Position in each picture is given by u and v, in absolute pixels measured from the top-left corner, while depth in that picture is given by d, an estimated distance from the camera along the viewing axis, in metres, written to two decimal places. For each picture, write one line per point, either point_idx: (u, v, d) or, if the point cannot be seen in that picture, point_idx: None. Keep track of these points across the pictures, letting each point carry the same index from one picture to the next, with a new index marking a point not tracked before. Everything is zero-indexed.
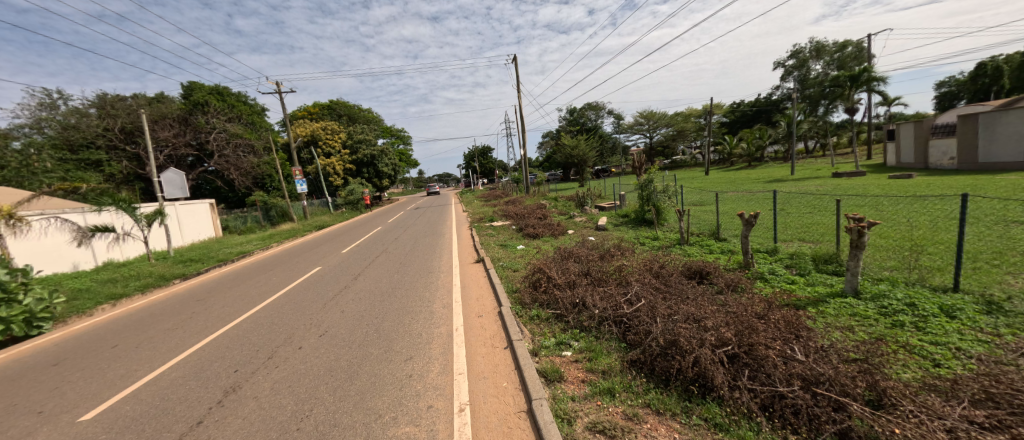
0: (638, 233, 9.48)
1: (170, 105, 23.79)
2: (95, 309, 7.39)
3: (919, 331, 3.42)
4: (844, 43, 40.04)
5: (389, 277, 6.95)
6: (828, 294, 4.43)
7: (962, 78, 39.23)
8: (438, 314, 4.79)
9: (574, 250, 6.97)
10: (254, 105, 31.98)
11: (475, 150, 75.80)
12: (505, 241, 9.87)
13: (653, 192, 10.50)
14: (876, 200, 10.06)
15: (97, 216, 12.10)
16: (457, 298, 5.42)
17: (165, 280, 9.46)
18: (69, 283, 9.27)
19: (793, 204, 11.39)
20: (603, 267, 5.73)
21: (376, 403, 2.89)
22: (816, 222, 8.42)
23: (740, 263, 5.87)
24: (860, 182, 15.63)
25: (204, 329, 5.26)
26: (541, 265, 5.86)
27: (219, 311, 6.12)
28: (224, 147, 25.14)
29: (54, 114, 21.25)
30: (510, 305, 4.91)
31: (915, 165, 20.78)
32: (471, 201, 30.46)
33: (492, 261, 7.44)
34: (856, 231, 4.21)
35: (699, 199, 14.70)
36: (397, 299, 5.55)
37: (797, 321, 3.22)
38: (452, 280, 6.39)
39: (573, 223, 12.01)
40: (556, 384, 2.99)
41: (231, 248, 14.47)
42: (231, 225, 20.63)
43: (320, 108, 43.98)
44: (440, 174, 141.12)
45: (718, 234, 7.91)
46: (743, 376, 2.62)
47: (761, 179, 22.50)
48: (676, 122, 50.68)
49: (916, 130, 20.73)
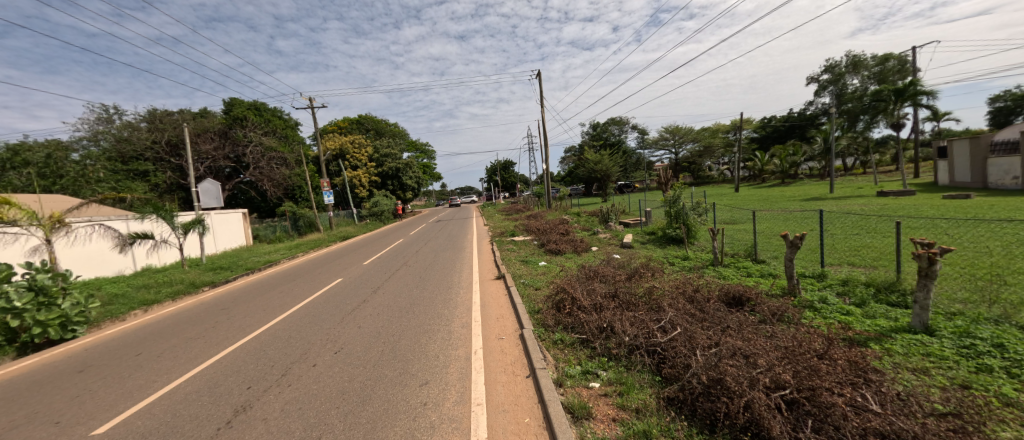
0: (666, 252, 9.01)
1: (212, 120, 25.29)
2: (128, 314, 7.65)
3: (1012, 379, 2.92)
4: (885, 57, 38.10)
5: (409, 292, 6.84)
6: (892, 329, 3.95)
7: (1018, 92, 36.79)
8: (456, 334, 4.57)
9: (600, 269, 6.67)
10: (288, 119, 33.57)
11: (497, 165, 76.74)
12: (528, 257, 9.60)
13: (683, 208, 10.10)
14: (934, 223, 9.29)
15: (139, 224, 12.79)
16: (476, 317, 5.21)
17: (195, 288, 9.74)
18: (108, 287, 9.67)
19: (838, 225, 10.68)
20: (632, 289, 5.36)
21: (388, 433, 2.67)
22: (867, 245, 7.79)
23: (784, 289, 5.40)
24: (909, 202, 14.63)
25: (226, 338, 5.30)
26: (564, 284, 5.57)
27: (241, 321, 6.15)
28: (259, 160, 26.39)
29: (109, 127, 23.02)
30: (533, 328, 4.61)
31: (972, 185, 19.19)
32: (493, 214, 30.51)
33: (513, 278, 7.22)
34: (926, 258, 3.73)
35: (731, 217, 14.00)
36: (415, 316, 5.39)
37: (862, 361, 2.82)
38: (471, 297, 6.19)
39: (597, 239, 11.70)
40: (584, 423, 2.68)
41: (259, 257, 14.87)
42: (261, 234, 21.38)
43: (349, 123, 45.89)
44: (463, 188, 143.51)
45: (755, 256, 7.42)
46: (807, 426, 2.25)
47: (797, 197, 21.34)
48: (703, 138, 49.42)
49: (972, 148, 19.19)
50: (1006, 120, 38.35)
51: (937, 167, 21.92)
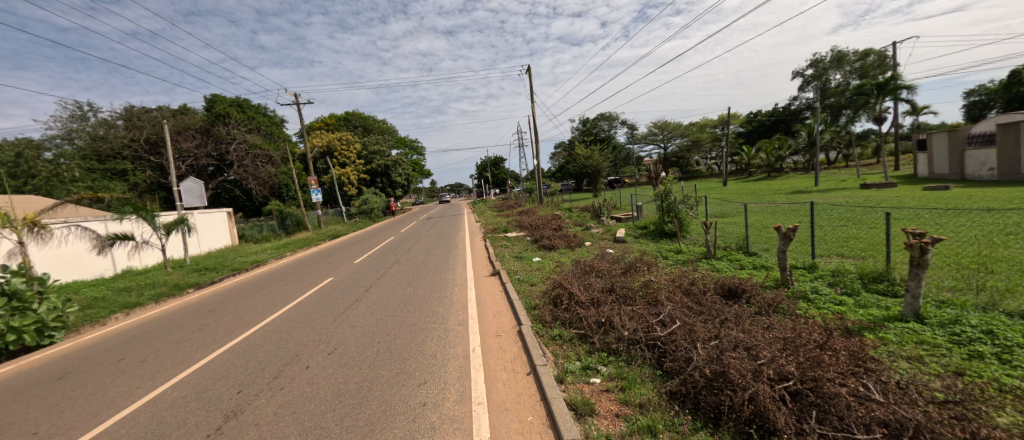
0: (659, 246, 9.03)
1: (193, 117, 24.61)
2: (108, 318, 7.41)
3: (1002, 365, 2.98)
4: (865, 52, 39.63)
5: (402, 290, 6.73)
6: (884, 318, 4.01)
7: (991, 87, 38.20)
8: (452, 332, 4.49)
9: (595, 264, 6.66)
10: (272, 117, 32.87)
11: (487, 161, 76.37)
12: (521, 253, 9.54)
13: (674, 202, 10.15)
14: (917, 213, 9.53)
15: (118, 225, 12.26)
16: (473, 314, 5.12)
17: (179, 290, 9.46)
18: (87, 291, 9.31)
19: (826, 217, 10.87)
20: (628, 283, 5.36)
21: (387, 436, 2.58)
22: (854, 236, 7.94)
23: (777, 280, 5.45)
24: (892, 193, 14.98)
25: (212, 342, 5.11)
26: (561, 279, 5.53)
27: (228, 324, 5.95)
28: (243, 158, 25.81)
29: (84, 125, 22.15)
30: (530, 324, 4.57)
31: (950, 176, 19.69)
32: (483, 211, 30.32)
33: (508, 274, 7.16)
34: (918, 248, 3.78)
35: (721, 210, 14.14)
36: (410, 314, 5.28)
37: (860, 351, 2.86)
38: (467, 295, 6.09)
39: (590, 234, 11.71)
40: (588, 419, 2.64)
41: (245, 257, 14.51)
42: (247, 234, 20.93)
43: (336, 119, 45.15)
44: (453, 185, 143.41)
45: (746, 248, 7.48)
46: (811, 418, 2.24)
47: (783, 191, 21.67)
48: (691, 132, 49.94)
49: (950, 140, 19.66)
50: (980, 114, 39.83)
51: (918, 159, 22.49)
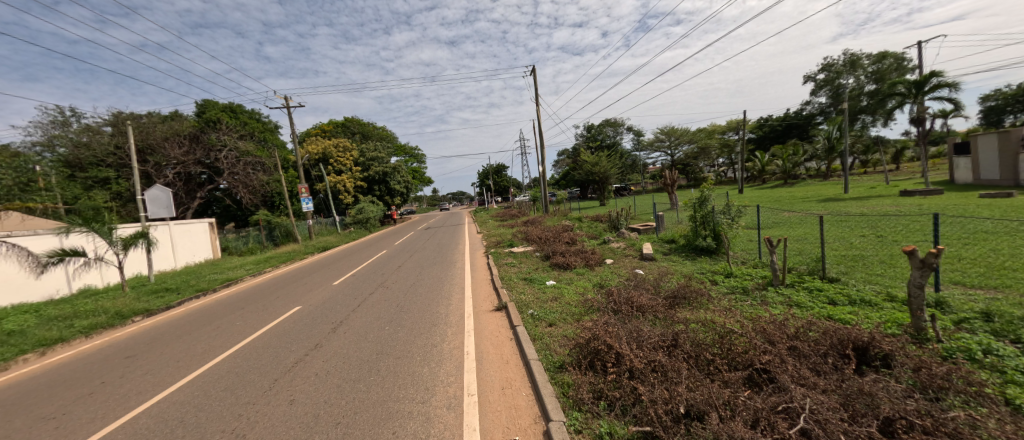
0: (701, 266, 7.41)
1: (182, 122, 23.13)
2: (10, 361, 5.79)
3: None
4: (882, 55, 38.09)
5: (379, 332, 5.09)
6: None
7: (1011, 91, 36.76)
8: (437, 425, 2.83)
9: (632, 295, 5.06)
10: (267, 122, 31.66)
11: (490, 169, 74.46)
12: (530, 274, 7.95)
13: (712, 212, 8.57)
14: (1011, 226, 7.89)
15: (67, 240, 10.78)
16: (471, 383, 3.47)
17: (121, 319, 7.88)
18: (9, 321, 7.71)
19: (890, 229, 9.21)
20: (695, 332, 3.73)
21: None
22: (958, 257, 6.28)
23: (908, 327, 3.81)
24: (947, 201, 13.24)
25: (91, 421, 3.48)
26: (597, 325, 3.87)
27: (134, 384, 4.28)
28: (234, 165, 24.45)
29: (66, 131, 20.69)
30: (560, 410, 2.89)
31: (1002, 182, 17.87)
32: (485, 220, 28.85)
33: (518, 308, 5.53)
34: None
35: (756, 222, 12.44)
36: (379, 380, 3.64)
37: None
38: (464, 344, 4.45)
39: (609, 249, 10.08)
40: None
41: (219, 274, 12.96)
42: (231, 246, 19.41)
43: (333, 126, 43.97)
44: (454, 194, 142.64)
45: (824, 273, 5.86)
46: None
47: (812, 198, 19.94)
48: (699, 139, 48.31)
49: (1002, 142, 17.89)
50: (999, 119, 38.27)
51: (958, 164, 20.77)
